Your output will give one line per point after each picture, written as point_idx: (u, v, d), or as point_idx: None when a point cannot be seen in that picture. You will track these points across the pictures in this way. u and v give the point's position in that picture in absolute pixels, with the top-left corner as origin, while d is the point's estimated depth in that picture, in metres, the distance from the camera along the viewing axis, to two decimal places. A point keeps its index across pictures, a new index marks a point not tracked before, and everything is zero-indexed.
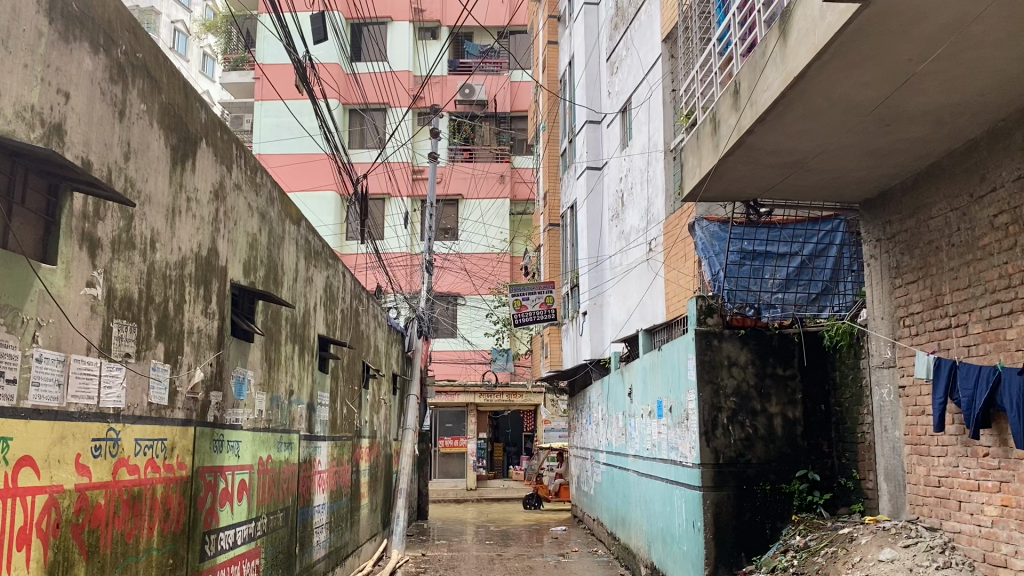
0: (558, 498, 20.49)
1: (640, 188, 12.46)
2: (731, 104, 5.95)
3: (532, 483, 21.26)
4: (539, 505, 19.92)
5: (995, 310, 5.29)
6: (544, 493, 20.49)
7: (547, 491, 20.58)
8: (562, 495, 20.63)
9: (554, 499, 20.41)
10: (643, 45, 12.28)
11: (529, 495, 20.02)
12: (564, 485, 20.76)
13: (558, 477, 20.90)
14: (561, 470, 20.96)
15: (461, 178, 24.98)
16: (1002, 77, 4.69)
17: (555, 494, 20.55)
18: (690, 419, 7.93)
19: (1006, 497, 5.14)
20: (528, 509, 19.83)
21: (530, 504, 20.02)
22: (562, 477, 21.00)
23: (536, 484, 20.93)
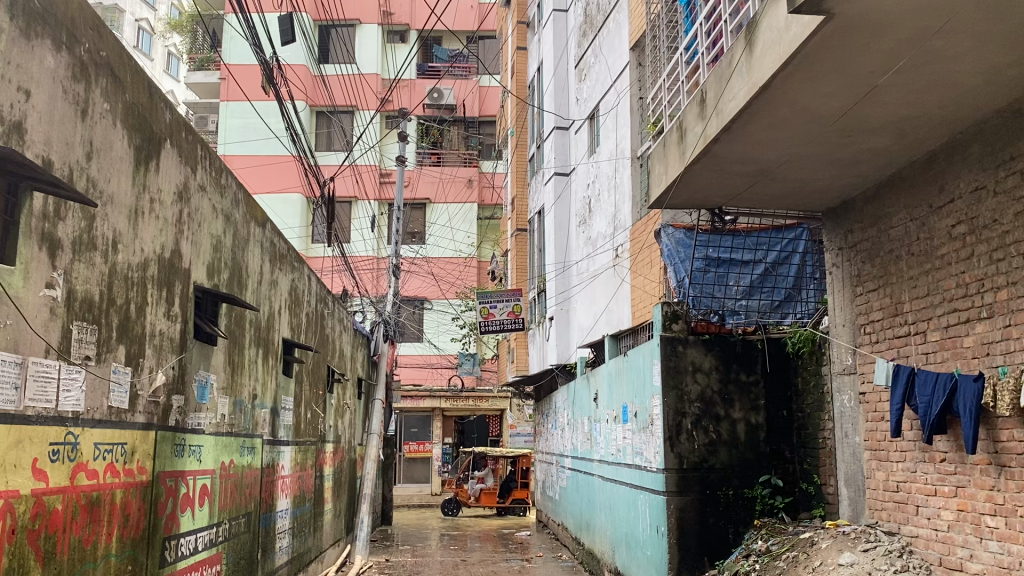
0: (477, 503, 19.55)
1: (607, 194, 12.51)
2: (697, 113, 6.01)
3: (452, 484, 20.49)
4: (457, 513, 19.54)
5: (952, 319, 5.41)
6: (462, 497, 19.71)
7: (467, 496, 19.69)
8: (482, 501, 19.74)
9: (473, 505, 19.61)
10: (611, 53, 12.33)
11: (446, 502, 19.60)
12: (485, 492, 19.70)
13: (479, 482, 19.85)
14: (481, 473, 19.79)
15: (428, 182, 24.90)
16: (962, 91, 4.80)
17: (474, 500, 19.69)
18: (654, 424, 7.99)
19: (962, 502, 5.26)
20: (445, 516, 19.43)
21: (448, 510, 19.65)
22: (483, 482, 19.86)
23: (457, 488, 20.00)
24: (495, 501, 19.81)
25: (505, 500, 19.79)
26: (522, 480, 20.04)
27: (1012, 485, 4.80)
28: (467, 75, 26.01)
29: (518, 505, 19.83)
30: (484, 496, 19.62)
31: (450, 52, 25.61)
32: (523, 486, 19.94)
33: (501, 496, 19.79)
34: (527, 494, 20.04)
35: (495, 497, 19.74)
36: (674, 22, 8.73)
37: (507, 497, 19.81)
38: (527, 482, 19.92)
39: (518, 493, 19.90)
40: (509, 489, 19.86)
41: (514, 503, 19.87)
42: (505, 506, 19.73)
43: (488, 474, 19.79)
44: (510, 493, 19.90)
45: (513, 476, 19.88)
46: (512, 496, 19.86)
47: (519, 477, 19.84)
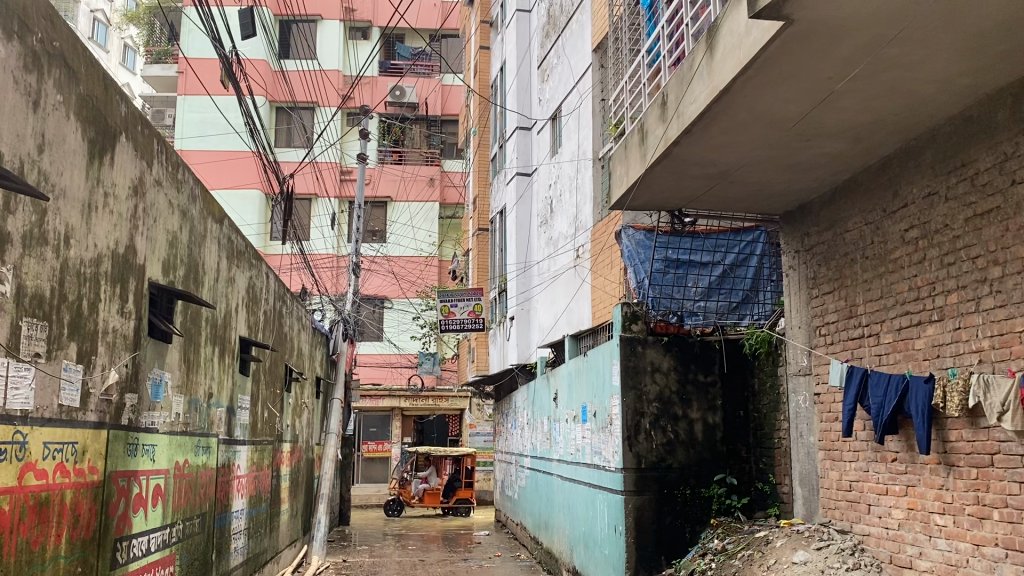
0: (420, 504, 19.19)
1: (568, 195, 12.55)
2: (658, 115, 6.06)
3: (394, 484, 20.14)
4: (399, 512, 19.34)
5: (905, 322, 5.52)
6: (405, 498, 19.37)
7: (410, 496, 19.34)
8: (425, 501, 19.37)
9: (416, 505, 19.20)
10: (574, 54, 12.38)
11: (388, 502, 19.33)
12: (428, 492, 19.34)
13: (422, 482, 19.48)
14: (424, 473, 19.47)
15: (389, 181, 24.74)
16: (915, 98, 4.90)
17: (417, 499, 19.32)
18: (613, 424, 8.04)
19: (912, 501, 5.37)
20: (388, 516, 19.27)
21: (390, 510, 19.39)
22: (427, 482, 19.50)
23: (399, 489, 19.60)
24: (438, 502, 19.42)
25: (449, 500, 19.46)
26: (466, 480, 19.72)
27: (960, 483, 4.91)
28: (429, 73, 25.95)
29: (462, 505, 19.54)
30: (428, 496, 19.25)
31: (413, 50, 25.47)
32: (467, 485, 19.62)
33: (445, 496, 19.45)
34: (471, 493, 19.72)
35: (439, 497, 19.39)
36: (635, 25, 8.79)
37: (451, 497, 19.49)
38: (471, 481, 19.65)
39: (462, 493, 19.57)
40: (454, 488, 19.54)
41: (458, 503, 19.57)
42: (448, 506, 19.42)
43: (431, 474, 19.43)
44: (454, 493, 19.57)
45: (456, 476, 19.60)
46: (456, 496, 19.53)
47: (463, 477, 19.59)
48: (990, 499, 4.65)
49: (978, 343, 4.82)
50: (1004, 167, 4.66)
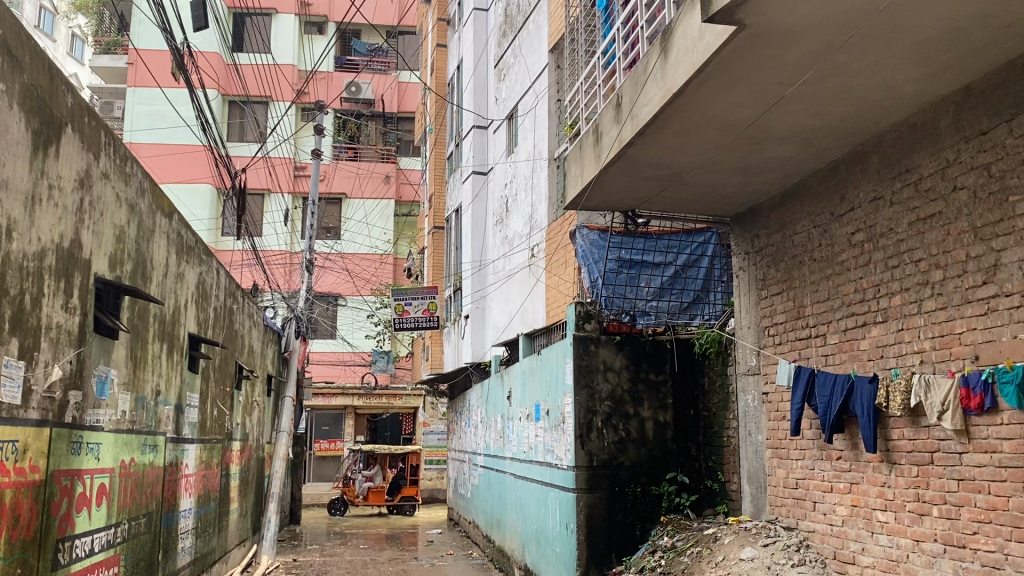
0: (365, 502, 18.93)
1: (524, 194, 12.59)
2: (613, 116, 6.11)
3: (337, 484, 19.80)
4: (343, 512, 19.21)
5: (850, 322, 5.65)
6: (349, 496, 19.08)
7: (354, 495, 19.03)
8: (370, 500, 19.08)
9: (360, 504, 18.94)
10: (530, 54, 12.42)
11: (332, 502, 19.17)
12: (373, 490, 19.09)
13: (367, 480, 19.24)
14: (369, 471, 19.26)
15: (344, 176, 24.48)
16: (862, 104, 5.01)
17: (362, 498, 19.01)
18: (566, 422, 8.08)
19: (855, 498, 5.49)
20: (331, 516, 18.91)
21: (335, 509, 19.28)
22: (372, 480, 19.25)
23: (343, 488, 19.30)
24: (383, 500, 19.15)
25: (394, 498, 19.29)
26: (411, 477, 19.65)
27: (901, 481, 5.04)
28: (386, 70, 25.84)
29: (407, 502, 19.39)
30: (372, 495, 18.97)
31: (369, 46, 25.31)
32: (412, 483, 19.61)
33: (390, 494, 19.24)
34: (416, 490, 19.61)
35: (384, 495, 19.14)
36: (592, 26, 8.84)
37: (396, 495, 19.33)
38: (416, 478, 19.61)
39: (407, 491, 19.45)
40: (399, 486, 19.39)
41: (403, 501, 19.40)
42: (394, 505, 19.24)
43: (376, 472, 19.23)
44: (399, 491, 19.40)
45: (402, 474, 19.52)
46: (401, 494, 19.40)
47: (408, 474, 19.55)
48: (930, 496, 4.78)
49: (920, 344, 4.95)
50: (946, 173, 4.79)
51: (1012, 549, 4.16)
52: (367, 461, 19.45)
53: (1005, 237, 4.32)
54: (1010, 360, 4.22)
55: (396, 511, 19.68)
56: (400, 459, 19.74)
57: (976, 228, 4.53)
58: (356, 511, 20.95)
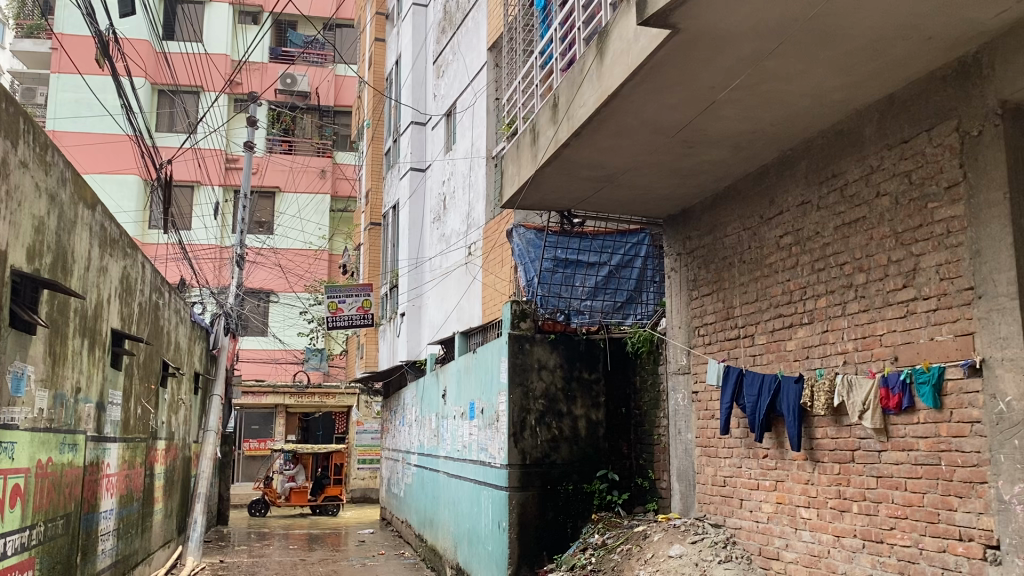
0: (287, 503, 18.62)
1: (462, 192, 12.57)
2: (549, 116, 6.13)
3: (259, 484, 19.46)
4: (264, 513, 18.79)
5: (777, 323, 5.78)
6: (270, 497, 18.74)
7: (275, 495, 18.77)
8: (293, 501, 18.77)
9: (282, 506, 18.60)
10: (469, 52, 12.40)
11: (253, 503, 18.77)
12: (295, 491, 18.78)
13: (289, 480, 18.98)
14: (290, 471, 18.97)
15: (277, 171, 24.12)
16: (790, 111, 5.13)
17: (284, 499, 18.75)
18: (500, 421, 8.09)
19: (780, 496, 5.62)
20: (251, 517, 18.66)
21: (255, 510, 18.83)
22: (294, 480, 18.98)
23: (264, 489, 18.94)
24: (306, 500, 18.87)
25: (317, 498, 18.99)
26: (335, 476, 19.34)
27: (824, 478, 5.18)
28: (322, 63, 25.56)
29: (331, 502, 19.09)
30: (294, 495, 18.69)
31: (306, 38, 24.99)
32: (336, 482, 19.33)
33: (313, 494, 18.98)
34: (340, 490, 19.31)
35: (307, 495, 18.86)
36: (529, 25, 8.86)
37: (319, 495, 19.06)
38: (340, 477, 19.38)
39: (331, 490, 19.18)
40: (322, 485, 19.12)
41: (326, 501, 19.11)
42: (317, 505, 18.97)
43: (298, 472, 18.89)
44: (322, 491, 19.10)
45: (325, 473, 19.22)
46: (324, 493, 19.07)
47: (332, 473, 19.26)
48: (850, 492, 4.92)
49: (844, 345, 5.08)
50: (870, 179, 4.93)
51: (926, 544, 4.31)
52: (291, 460, 19.10)
53: (924, 242, 4.46)
54: (927, 361, 4.37)
55: (319, 510, 19.43)
56: (323, 458, 19.42)
57: (898, 233, 4.67)
58: (278, 510, 20.53)
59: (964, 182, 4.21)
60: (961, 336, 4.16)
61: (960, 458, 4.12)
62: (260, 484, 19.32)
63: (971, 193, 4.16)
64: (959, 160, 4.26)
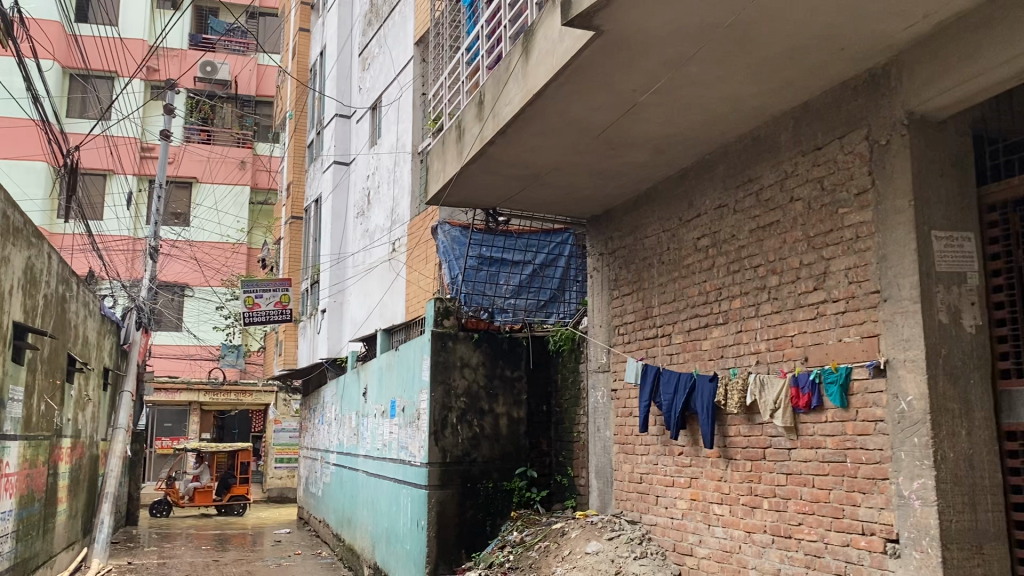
0: (190, 503, 18.10)
1: (386, 187, 12.45)
2: (475, 114, 6.11)
3: (161, 485, 18.86)
4: (167, 513, 18.05)
5: (694, 323, 5.89)
6: (173, 498, 18.09)
7: (178, 496, 18.10)
8: (196, 501, 18.27)
9: (186, 506, 18.08)
10: (395, 45, 12.29)
11: (154, 503, 18.04)
12: (199, 491, 18.30)
13: (193, 480, 18.43)
14: (194, 470, 18.44)
15: (194, 160, 23.50)
16: (710, 116, 5.24)
17: (187, 499, 18.18)
18: (420, 419, 8.03)
19: (694, 492, 5.73)
20: (153, 517, 17.99)
21: (156, 511, 18.04)
22: (198, 480, 18.46)
23: (167, 489, 18.28)
24: (210, 501, 18.39)
25: (222, 497, 18.52)
26: (241, 476, 18.98)
27: (736, 475, 5.30)
28: (244, 51, 25.01)
29: (236, 501, 18.59)
30: (198, 495, 18.22)
31: (227, 25, 24.42)
32: (243, 481, 18.91)
33: (218, 493, 18.55)
34: (247, 490, 18.89)
35: (211, 495, 18.41)
36: (456, 21, 8.83)
37: (224, 495, 18.58)
38: (247, 476, 18.96)
39: (237, 489, 18.75)
40: (228, 485, 18.72)
41: (232, 500, 18.59)
42: (223, 504, 18.48)
43: (203, 471, 18.44)
44: (228, 490, 18.69)
45: (230, 472, 18.82)
46: (229, 492, 18.66)
47: (238, 472, 18.88)
48: (761, 489, 5.05)
49: (756, 345, 5.22)
50: (784, 184, 5.07)
51: (831, 538, 4.45)
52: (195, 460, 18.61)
53: (834, 246, 4.61)
54: (835, 361, 4.52)
55: (224, 511, 18.93)
56: (229, 457, 19.02)
57: (810, 236, 4.82)
58: (179, 511, 19.81)
59: (873, 189, 4.36)
60: (867, 337, 4.31)
61: (864, 455, 4.27)
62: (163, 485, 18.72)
63: (879, 200, 4.31)
64: (868, 168, 4.41)
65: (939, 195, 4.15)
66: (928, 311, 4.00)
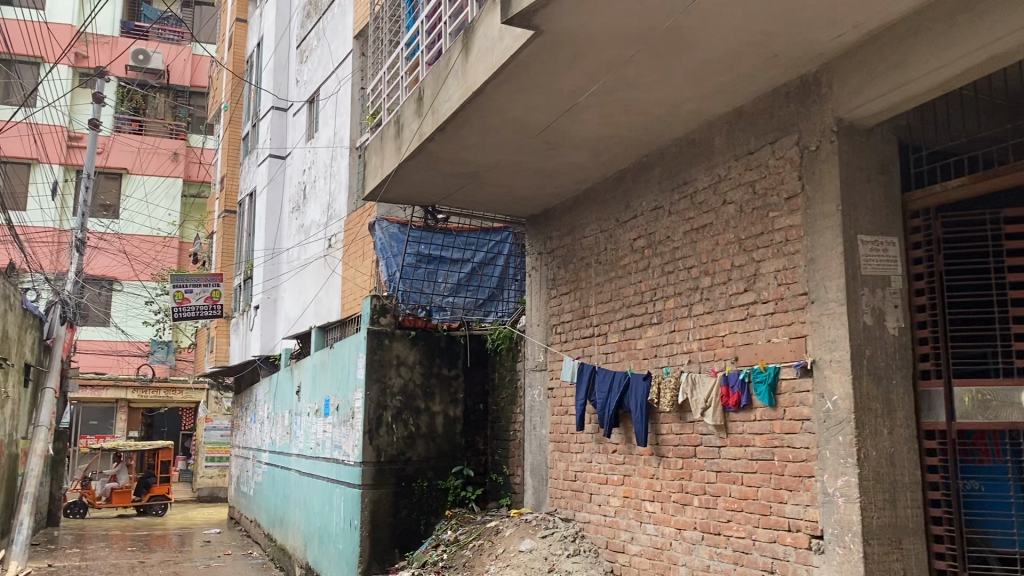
0: (107, 504, 17.55)
1: (323, 182, 12.30)
2: (413, 110, 6.07)
3: (76, 485, 18.26)
4: (82, 514, 17.62)
5: (630, 323, 5.95)
6: (89, 499, 17.60)
7: (95, 496, 17.61)
8: (113, 502, 17.67)
9: (103, 506, 17.52)
10: (334, 38, 12.13)
11: (70, 504, 17.52)
12: (117, 491, 17.70)
13: (110, 480, 17.84)
14: (112, 470, 17.85)
15: (123, 151, 22.78)
16: (647, 119, 5.30)
17: (104, 500, 17.62)
18: (355, 417, 7.93)
19: (627, 490, 5.79)
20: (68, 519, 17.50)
21: (72, 512, 17.59)
22: (116, 480, 17.87)
23: (82, 489, 17.77)
24: (128, 501, 17.81)
25: (142, 497, 18.14)
26: (162, 475, 18.59)
27: (668, 472, 5.37)
28: (179, 40, 24.44)
29: (157, 501, 18.31)
30: (116, 496, 17.62)
31: (160, 13, 23.84)
32: (164, 481, 18.53)
33: (138, 493, 18.15)
34: (168, 489, 18.56)
35: (129, 496, 17.80)
36: (396, 16, 8.75)
37: (144, 495, 18.20)
38: (168, 476, 18.59)
39: (157, 489, 18.39)
40: (148, 485, 18.32)
41: (152, 500, 18.31)
42: (142, 505, 18.11)
43: (121, 471, 17.85)
44: (148, 490, 18.29)
45: (151, 472, 18.41)
46: (150, 492, 18.28)
47: (159, 472, 18.48)
48: (692, 487, 5.12)
49: (689, 344, 5.30)
50: (718, 187, 5.15)
51: (759, 535, 4.55)
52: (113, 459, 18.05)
53: (764, 249, 4.71)
54: (764, 361, 4.61)
55: (143, 511, 18.59)
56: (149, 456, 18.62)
57: (741, 239, 4.90)
58: (95, 512, 19.16)
59: (802, 193, 4.46)
60: (794, 338, 4.41)
61: (791, 454, 4.37)
62: (77, 485, 18.13)
63: (808, 205, 4.41)
64: (798, 173, 4.51)
65: (865, 200, 4.27)
66: (854, 313, 4.11)
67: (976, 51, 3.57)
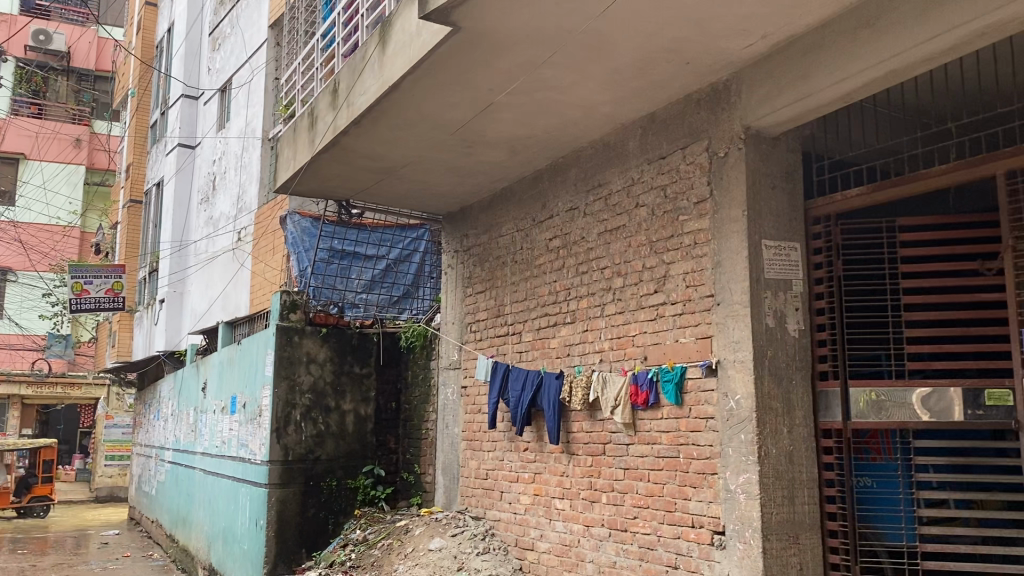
0: None
1: (233, 173, 12.00)
2: (328, 102, 5.97)
3: None
4: None
5: (544, 322, 5.98)
6: None
7: None
8: None
9: None
10: (248, 27, 11.84)
11: None
12: None
13: None
14: None
15: (20, 136, 21.53)
16: (564, 120, 5.34)
17: None
18: (262, 416, 7.74)
19: (537, 488, 5.83)
20: None
21: None
22: None
23: None
24: (8, 503, 17.01)
25: (22, 499, 17.31)
26: (45, 475, 17.76)
27: (578, 470, 5.43)
28: (84, 22, 23.43)
29: (39, 502, 17.51)
30: None
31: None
32: (46, 481, 17.70)
33: (18, 494, 17.25)
34: (52, 489, 17.75)
35: (9, 497, 17.00)
36: (312, 7, 8.59)
37: (25, 495, 17.38)
38: (51, 476, 17.77)
39: (40, 490, 17.57)
40: (28, 485, 17.46)
41: (34, 501, 17.50)
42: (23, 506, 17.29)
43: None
44: (29, 491, 17.45)
45: (32, 472, 17.55)
46: (31, 493, 17.45)
47: (41, 472, 17.64)
48: (601, 484, 5.18)
49: (600, 344, 5.36)
50: (631, 190, 5.23)
51: (663, 531, 4.63)
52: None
53: (674, 251, 4.80)
54: (672, 361, 4.70)
55: (24, 512, 17.76)
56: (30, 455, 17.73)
57: (653, 241, 4.99)
58: None
59: (711, 198, 4.57)
60: (701, 338, 4.51)
61: (695, 451, 4.47)
62: None
63: (716, 210, 4.52)
64: (707, 178, 4.62)
65: (770, 207, 4.40)
66: (757, 316, 4.22)
67: (876, 65, 3.72)
